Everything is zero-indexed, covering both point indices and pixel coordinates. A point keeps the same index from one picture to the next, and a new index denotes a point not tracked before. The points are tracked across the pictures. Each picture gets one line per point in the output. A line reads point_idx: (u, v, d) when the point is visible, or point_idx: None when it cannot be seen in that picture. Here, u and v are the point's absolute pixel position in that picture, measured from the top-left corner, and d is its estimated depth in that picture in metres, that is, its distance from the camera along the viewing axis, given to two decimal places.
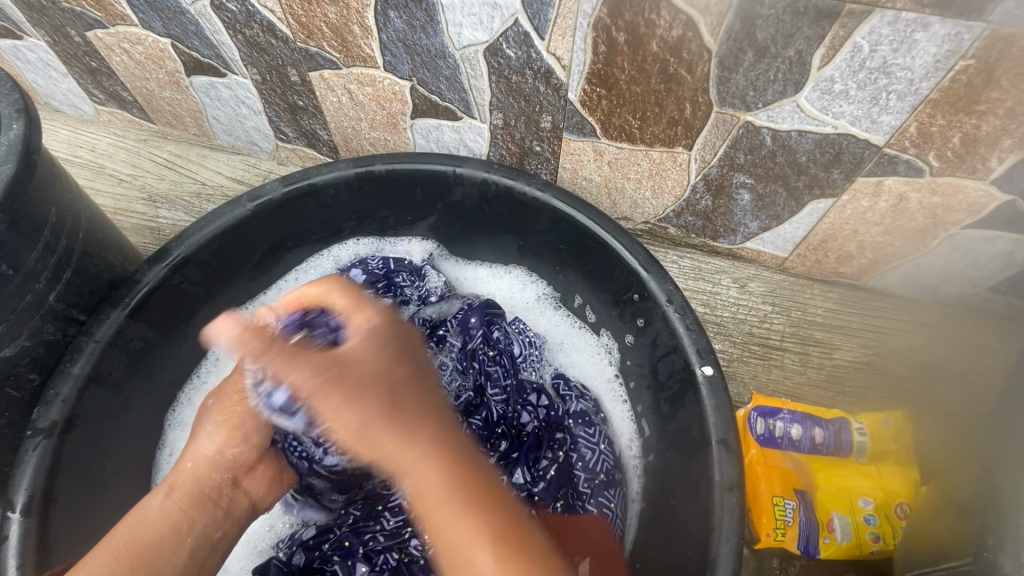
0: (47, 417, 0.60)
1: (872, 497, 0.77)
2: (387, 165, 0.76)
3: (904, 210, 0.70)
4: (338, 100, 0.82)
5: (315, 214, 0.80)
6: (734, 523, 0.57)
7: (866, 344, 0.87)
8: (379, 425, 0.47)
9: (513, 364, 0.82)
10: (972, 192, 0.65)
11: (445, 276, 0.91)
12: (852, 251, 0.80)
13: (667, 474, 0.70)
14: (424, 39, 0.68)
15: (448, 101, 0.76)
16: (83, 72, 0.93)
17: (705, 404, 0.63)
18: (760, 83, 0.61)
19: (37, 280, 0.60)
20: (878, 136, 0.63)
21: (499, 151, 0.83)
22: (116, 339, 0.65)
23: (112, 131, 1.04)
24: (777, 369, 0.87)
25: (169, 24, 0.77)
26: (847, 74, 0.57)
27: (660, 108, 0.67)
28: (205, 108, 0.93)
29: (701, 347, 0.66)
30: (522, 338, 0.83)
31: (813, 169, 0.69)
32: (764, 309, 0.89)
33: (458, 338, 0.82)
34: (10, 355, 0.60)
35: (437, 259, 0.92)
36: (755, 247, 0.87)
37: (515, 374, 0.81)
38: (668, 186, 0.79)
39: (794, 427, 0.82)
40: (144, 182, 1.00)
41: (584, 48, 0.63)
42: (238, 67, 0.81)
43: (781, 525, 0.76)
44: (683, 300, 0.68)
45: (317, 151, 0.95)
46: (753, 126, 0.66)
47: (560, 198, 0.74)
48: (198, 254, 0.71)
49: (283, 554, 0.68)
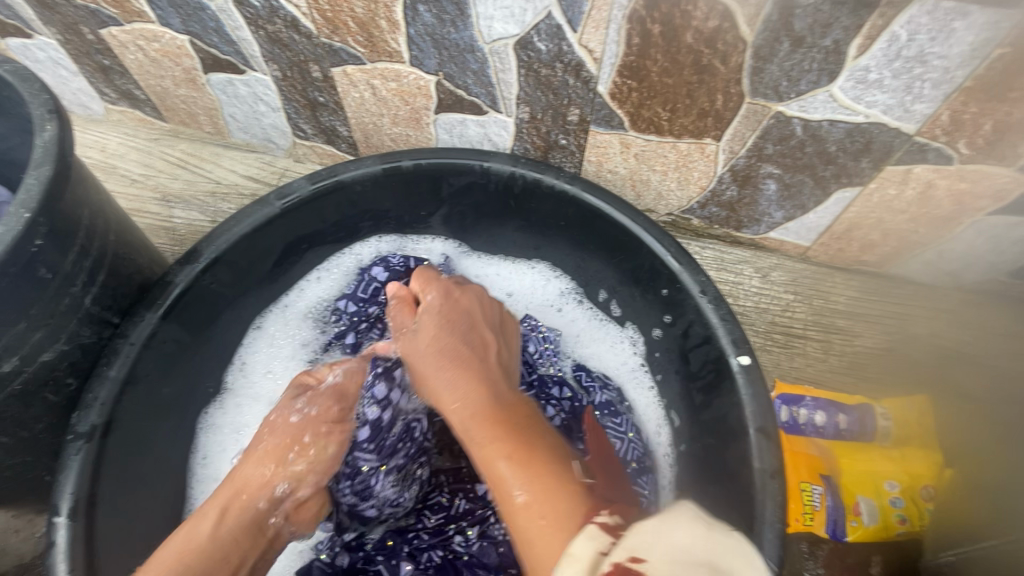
0: (87, 421, 0.60)
1: (898, 480, 0.78)
2: (414, 161, 0.76)
3: (931, 197, 0.71)
4: (360, 95, 0.81)
5: (341, 212, 0.80)
6: (776, 510, 0.58)
7: (887, 331, 0.88)
8: (464, 381, 0.61)
9: (530, 361, 0.82)
10: (1000, 178, 0.66)
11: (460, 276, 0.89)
12: (876, 239, 0.81)
13: (703, 462, 0.71)
14: (453, 33, 0.67)
15: (474, 95, 0.76)
16: (94, 70, 0.91)
17: (741, 394, 0.64)
18: (795, 73, 0.60)
19: (74, 284, 0.59)
20: (909, 125, 0.63)
21: (524, 145, 0.83)
22: (150, 341, 0.66)
23: (122, 131, 1.02)
24: (800, 357, 0.88)
25: (187, 20, 0.76)
26: (882, 63, 0.57)
27: (691, 100, 0.67)
28: (222, 106, 0.91)
29: (735, 337, 0.66)
30: (536, 336, 0.84)
31: (842, 158, 0.69)
32: (787, 298, 0.90)
33: None
34: (48, 359, 0.60)
35: (456, 257, 0.91)
36: (778, 236, 0.87)
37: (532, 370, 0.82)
38: (693, 177, 0.80)
39: (818, 415, 0.83)
40: (157, 182, 0.98)
41: (618, 40, 0.62)
42: (258, 63, 0.80)
43: (808, 510, 0.78)
44: (716, 292, 0.69)
45: (336, 147, 0.94)
46: (784, 116, 0.66)
47: (589, 191, 0.75)
48: (228, 254, 0.71)
49: (326, 555, 0.69)
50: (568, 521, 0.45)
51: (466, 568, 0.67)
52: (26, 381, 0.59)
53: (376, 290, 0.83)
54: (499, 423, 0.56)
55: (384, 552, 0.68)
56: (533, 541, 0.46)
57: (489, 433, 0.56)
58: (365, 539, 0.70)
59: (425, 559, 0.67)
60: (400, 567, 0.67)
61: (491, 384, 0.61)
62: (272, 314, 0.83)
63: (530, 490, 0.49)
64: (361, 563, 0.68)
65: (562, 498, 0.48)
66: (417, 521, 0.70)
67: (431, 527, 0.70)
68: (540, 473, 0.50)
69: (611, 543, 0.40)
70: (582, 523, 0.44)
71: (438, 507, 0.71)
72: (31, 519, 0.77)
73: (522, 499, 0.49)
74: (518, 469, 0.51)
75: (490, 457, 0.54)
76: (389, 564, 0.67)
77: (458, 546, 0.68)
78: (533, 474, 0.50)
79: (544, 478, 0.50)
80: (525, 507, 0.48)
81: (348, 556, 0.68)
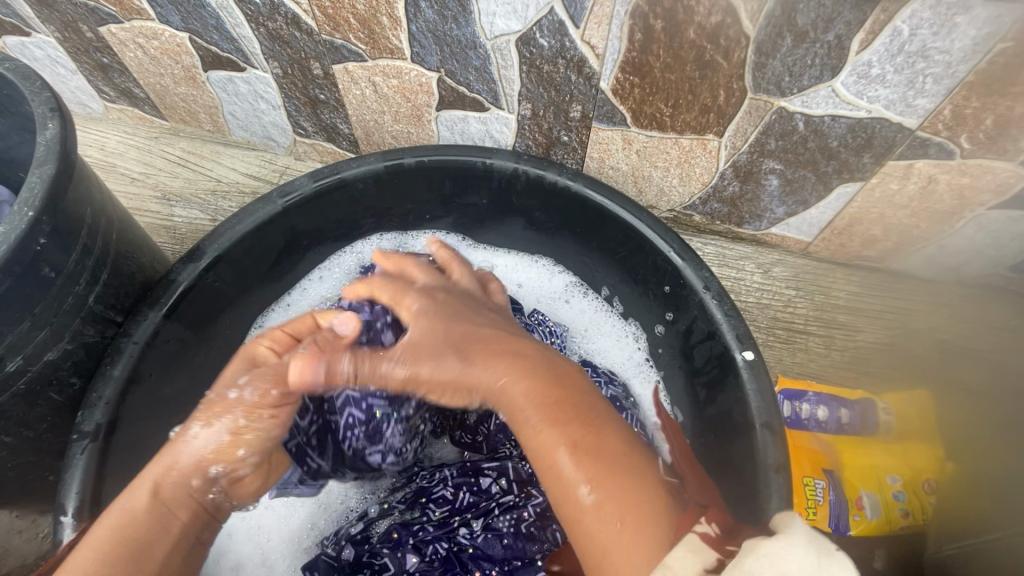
0: (91, 420, 0.60)
1: (900, 475, 0.79)
2: (417, 158, 0.76)
3: (932, 192, 0.71)
4: (362, 92, 0.81)
5: (344, 209, 0.80)
6: (781, 504, 0.59)
7: (889, 326, 0.88)
8: (492, 363, 0.52)
9: None
10: (1001, 172, 0.66)
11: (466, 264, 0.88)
12: (878, 234, 0.81)
13: (708, 458, 0.71)
14: (455, 29, 0.67)
15: (476, 91, 0.76)
16: (93, 69, 0.90)
17: (747, 389, 0.64)
18: (797, 68, 0.60)
19: (77, 282, 0.60)
20: (911, 120, 0.63)
21: (526, 142, 0.83)
22: (154, 339, 0.66)
23: (122, 129, 1.02)
24: (802, 352, 0.88)
25: (188, 17, 0.76)
26: (885, 58, 0.57)
27: (694, 95, 0.67)
28: (222, 104, 0.91)
29: (740, 332, 0.67)
30: (543, 328, 0.81)
31: (844, 153, 0.69)
32: (788, 293, 0.90)
33: None
34: (53, 358, 0.60)
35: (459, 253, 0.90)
36: (779, 232, 0.87)
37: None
38: (696, 173, 0.80)
39: (820, 409, 0.84)
40: (157, 180, 0.98)
41: (620, 36, 0.62)
42: (259, 60, 0.80)
43: (812, 504, 0.78)
44: (719, 287, 0.69)
45: (337, 145, 0.94)
46: (786, 111, 0.66)
47: (592, 187, 0.74)
48: (231, 252, 0.71)
49: (332, 549, 0.70)
50: (651, 532, 0.44)
51: (472, 561, 0.66)
52: (30, 381, 0.59)
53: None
54: (548, 408, 0.50)
55: (390, 544, 0.67)
56: (611, 548, 0.44)
57: (543, 417, 0.49)
58: (370, 533, 0.69)
59: (431, 552, 0.67)
60: (405, 559, 0.66)
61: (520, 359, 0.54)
62: (275, 312, 0.83)
63: (600, 498, 0.46)
64: (366, 557, 0.67)
65: (638, 502, 0.46)
66: (420, 514, 0.70)
67: (435, 521, 0.69)
68: (609, 470, 0.47)
69: (716, 559, 0.40)
70: (677, 535, 0.43)
71: (443, 500, 0.70)
72: (35, 519, 0.77)
73: (592, 499, 0.46)
74: (585, 466, 0.47)
75: (546, 451, 0.48)
76: (395, 556, 0.66)
77: (463, 539, 0.67)
78: (603, 475, 0.47)
79: (614, 478, 0.47)
80: (598, 510, 0.46)
81: (353, 550, 0.68)
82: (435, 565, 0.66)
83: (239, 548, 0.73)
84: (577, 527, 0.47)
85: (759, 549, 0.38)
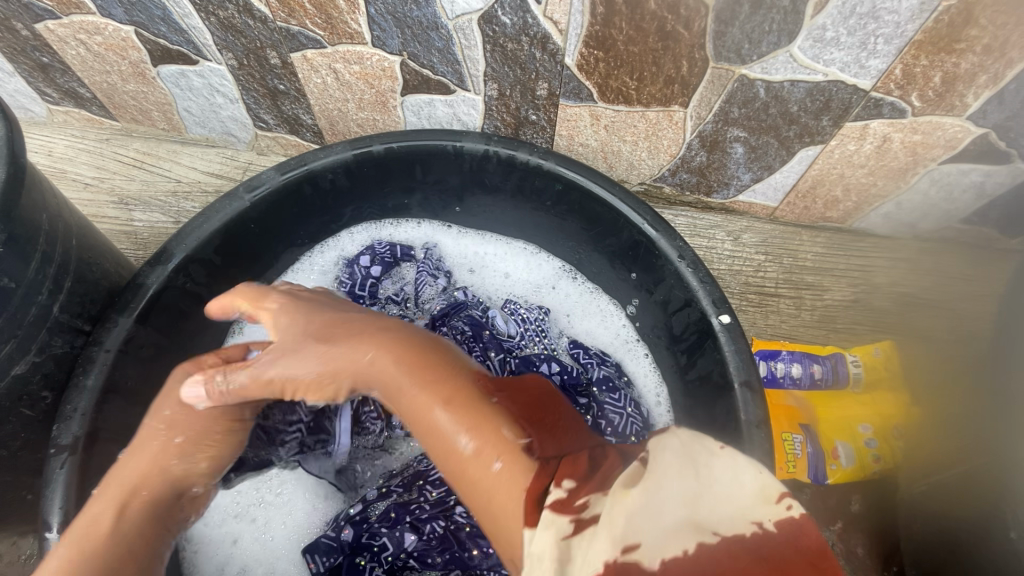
0: (69, 433, 0.59)
1: (871, 423, 0.83)
2: (384, 144, 0.75)
3: (888, 150, 0.74)
4: (323, 81, 0.79)
5: (314, 201, 0.79)
6: (763, 459, 0.61)
7: (853, 282, 0.92)
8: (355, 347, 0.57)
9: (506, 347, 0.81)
10: (950, 128, 0.69)
11: (446, 257, 0.90)
12: (839, 195, 0.84)
13: (692, 422, 0.74)
14: (415, 10, 0.66)
15: (440, 74, 0.75)
16: (32, 69, 0.85)
17: (724, 351, 0.67)
18: (756, 35, 0.61)
19: (40, 291, 0.58)
20: (865, 81, 0.65)
21: (495, 123, 0.83)
22: (126, 346, 0.64)
23: (70, 132, 0.97)
24: (774, 314, 0.92)
25: (131, 10, 0.72)
26: (838, 21, 0.58)
27: (658, 67, 0.67)
28: (176, 100, 0.88)
29: (716, 298, 0.68)
30: (514, 318, 0.84)
31: (805, 118, 0.71)
32: (758, 259, 0.93)
33: (464, 325, 0.81)
34: (20, 372, 0.58)
35: (438, 241, 0.91)
36: (747, 199, 0.90)
37: (512, 353, 0.81)
38: (663, 145, 0.81)
39: (795, 367, 0.87)
40: (112, 184, 0.94)
41: (581, 10, 0.62)
42: (212, 52, 0.77)
43: (791, 458, 0.82)
44: (693, 256, 0.71)
45: (301, 137, 0.92)
46: (747, 79, 0.67)
47: (563, 165, 0.74)
48: (200, 252, 0.70)
49: (332, 530, 0.71)
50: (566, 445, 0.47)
51: (470, 539, 0.68)
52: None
53: (374, 286, 0.84)
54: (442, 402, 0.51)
55: (387, 523, 0.69)
56: (495, 498, 0.46)
57: (448, 424, 0.50)
58: (369, 513, 0.71)
59: (429, 530, 0.68)
60: (404, 537, 0.68)
61: (400, 364, 0.55)
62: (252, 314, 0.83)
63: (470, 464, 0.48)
64: (365, 538, 0.69)
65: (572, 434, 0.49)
66: (418, 494, 0.71)
67: (432, 500, 0.70)
68: (490, 440, 0.48)
69: (570, 525, 0.39)
70: (534, 520, 0.41)
71: (440, 481, 0.71)
72: (14, 542, 0.75)
73: (467, 448, 0.49)
74: (467, 422, 0.50)
75: (444, 443, 0.50)
76: (393, 535, 0.68)
77: (461, 518, 0.69)
78: (495, 437, 0.48)
79: (492, 452, 0.48)
80: (501, 476, 0.46)
81: (353, 530, 0.69)
82: (433, 543, 0.68)
83: (242, 554, 0.74)
84: (475, 493, 0.48)
85: (627, 503, 0.39)
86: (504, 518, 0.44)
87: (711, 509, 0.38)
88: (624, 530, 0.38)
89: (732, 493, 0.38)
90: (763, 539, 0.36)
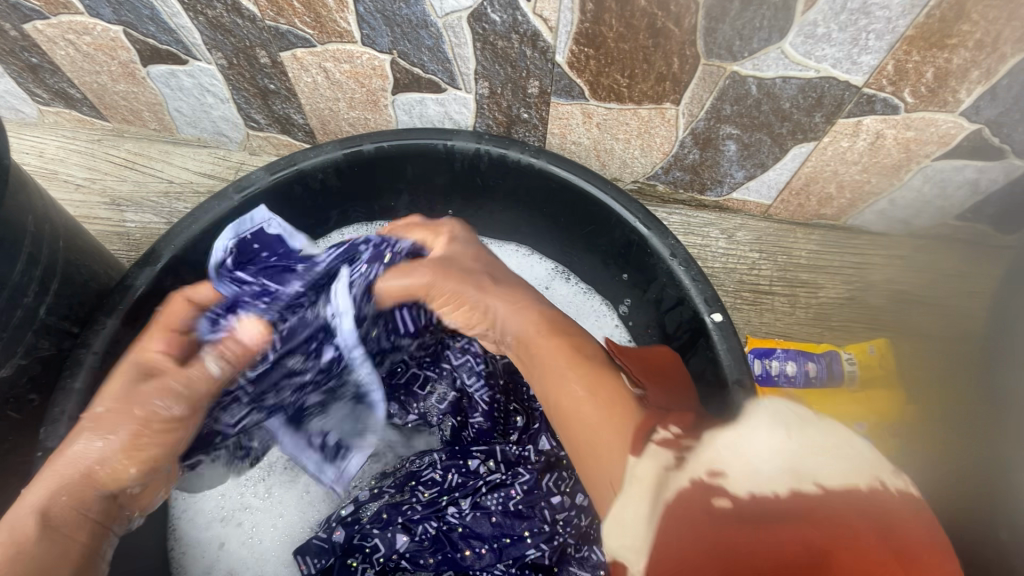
0: (55, 436, 0.58)
1: (865, 421, 0.83)
2: (374, 144, 0.75)
3: (881, 147, 0.73)
4: (313, 80, 0.78)
5: (304, 201, 0.78)
6: None
7: (849, 280, 0.92)
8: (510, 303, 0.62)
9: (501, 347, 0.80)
10: (943, 124, 0.68)
11: None
12: (833, 192, 0.84)
13: None
14: (404, 8, 0.65)
15: (431, 72, 0.74)
16: (22, 70, 0.85)
17: (717, 349, 0.66)
18: (746, 32, 0.61)
19: (25, 293, 0.58)
20: (857, 77, 0.64)
21: (486, 121, 0.82)
22: (114, 348, 0.64)
23: (61, 133, 0.97)
24: (769, 312, 0.91)
25: (119, 9, 0.72)
26: (830, 17, 0.58)
27: (649, 64, 0.67)
28: (166, 100, 0.87)
29: (707, 296, 0.68)
30: None
31: (797, 114, 0.71)
32: (752, 256, 0.93)
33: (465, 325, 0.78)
34: (6, 375, 0.59)
35: None
36: (741, 197, 0.89)
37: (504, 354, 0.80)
38: (656, 143, 0.81)
39: (789, 365, 0.87)
40: (104, 185, 0.93)
41: (571, 7, 0.61)
42: (201, 52, 0.77)
43: None
44: (686, 254, 0.70)
45: (292, 137, 0.92)
46: (739, 76, 0.67)
47: (554, 163, 0.74)
48: (189, 252, 0.70)
49: (323, 532, 0.71)
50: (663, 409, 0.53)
51: (462, 540, 0.69)
52: None
53: None
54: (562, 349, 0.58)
55: (379, 525, 0.69)
56: (597, 434, 0.51)
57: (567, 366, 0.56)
58: (361, 514, 0.71)
59: (420, 532, 0.69)
60: (396, 538, 0.68)
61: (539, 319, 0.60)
62: None
63: (582, 405, 0.53)
64: (357, 539, 0.69)
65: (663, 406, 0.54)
66: (410, 495, 0.71)
67: (424, 501, 0.70)
68: (604, 389, 0.54)
69: (675, 460, 0.41)
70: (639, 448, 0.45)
71: (431, 481, 0.71)
72: None
73: (586, 393, 0.54)
74: (583, 375, 0.55)
75: (563, 383, 0.55)
76: (385, 537, 0.68)
77: (452, 518, 0.69)
78: (613, 388, 0.54)
79: (608, 399, 0.53)
80: (603, 420, 0.51)
81: (344, 532, 0.69)
82: (425, 544, 0.69)
83: (229, 556, 0.74)
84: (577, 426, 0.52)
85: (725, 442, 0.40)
86: (607, 450, 0.49)
87: (818, 472, 0.36)
88: (710, 458, 0.39)
89: (840, 459, 0.37)
90: (868, 501, 0.35)
